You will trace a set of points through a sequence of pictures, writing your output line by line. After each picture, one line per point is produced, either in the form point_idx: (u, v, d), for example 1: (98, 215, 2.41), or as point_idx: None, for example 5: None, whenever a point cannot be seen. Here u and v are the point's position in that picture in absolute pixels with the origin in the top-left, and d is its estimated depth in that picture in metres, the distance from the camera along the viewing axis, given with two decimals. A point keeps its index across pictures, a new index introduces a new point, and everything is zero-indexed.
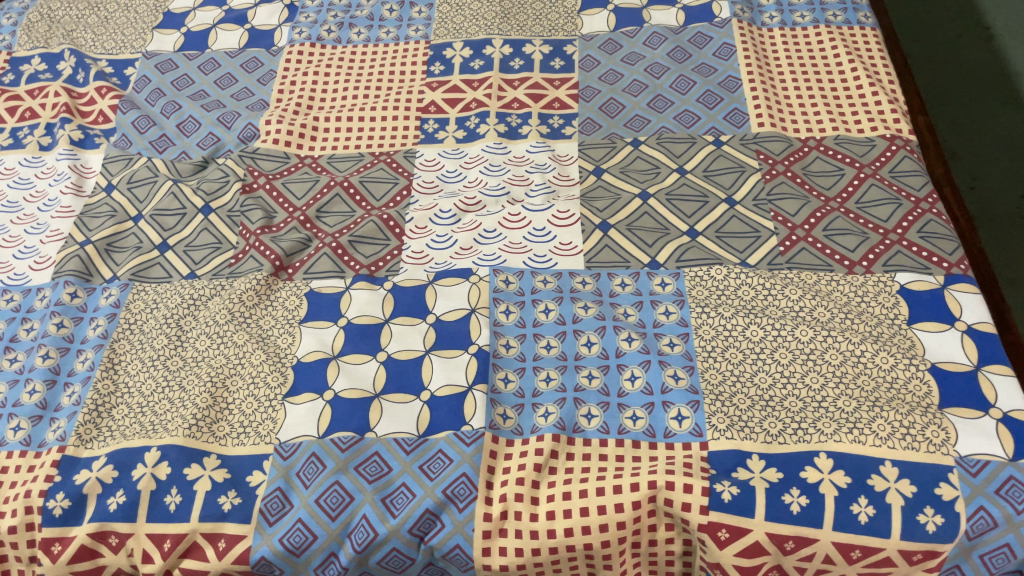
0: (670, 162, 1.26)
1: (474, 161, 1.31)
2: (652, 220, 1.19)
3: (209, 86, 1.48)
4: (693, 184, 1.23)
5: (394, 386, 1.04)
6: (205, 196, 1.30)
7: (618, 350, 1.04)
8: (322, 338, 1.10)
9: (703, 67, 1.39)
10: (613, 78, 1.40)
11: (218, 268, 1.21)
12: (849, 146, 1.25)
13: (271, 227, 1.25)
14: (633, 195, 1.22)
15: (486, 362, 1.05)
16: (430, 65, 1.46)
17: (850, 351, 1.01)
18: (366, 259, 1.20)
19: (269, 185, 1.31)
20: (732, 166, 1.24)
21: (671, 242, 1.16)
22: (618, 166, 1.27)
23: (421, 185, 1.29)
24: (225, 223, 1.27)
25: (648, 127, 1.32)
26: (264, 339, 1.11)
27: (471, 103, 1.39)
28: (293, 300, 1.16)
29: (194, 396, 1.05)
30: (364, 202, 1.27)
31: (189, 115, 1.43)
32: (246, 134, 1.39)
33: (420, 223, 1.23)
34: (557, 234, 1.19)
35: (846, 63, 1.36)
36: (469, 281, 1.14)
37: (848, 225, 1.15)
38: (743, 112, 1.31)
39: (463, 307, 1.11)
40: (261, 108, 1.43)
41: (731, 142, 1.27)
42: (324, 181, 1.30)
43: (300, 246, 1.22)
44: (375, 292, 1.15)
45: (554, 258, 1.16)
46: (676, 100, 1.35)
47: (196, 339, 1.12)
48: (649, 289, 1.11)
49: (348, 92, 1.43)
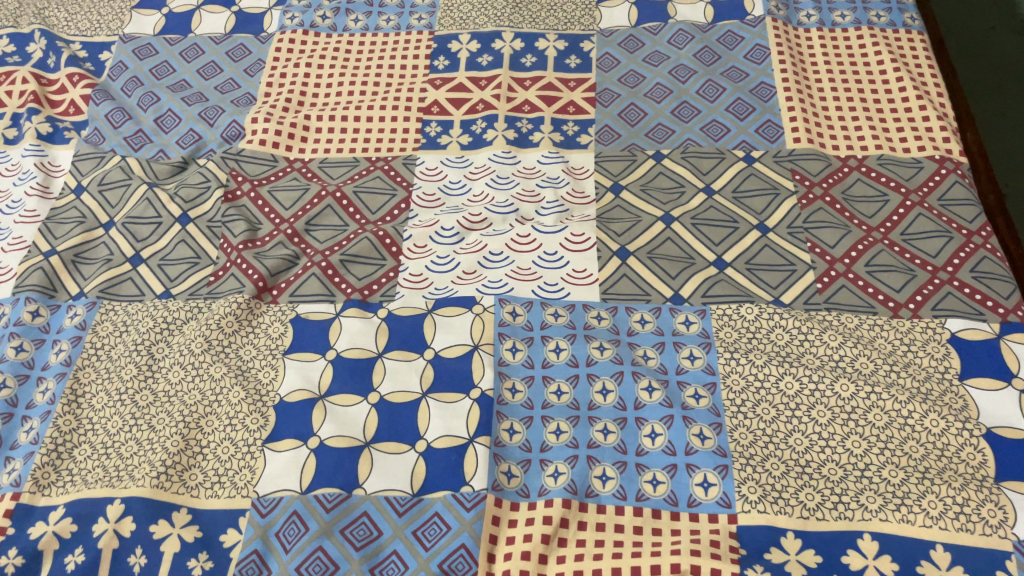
0: (695, 180, 1.14)
1: (480, 172, 1.20)
2: (676, 247, 1.07)
3: (191, 75, 1.35)
4: (721, 206, 1.11)
5: (387, 434, 0.94)
6: (183, 204, 1.18)
7: (637, 400, 0.93)
8: (308, 373, 1.00)
9: (733, 71, 1.26)
10: (633, 80, 1.28)
11: (196, 287, 1.10)
12: (894, 168, 1.13)
13: (255, 242, 1.14)
14: (655, 218, 1.10)
15: (489, 409, 0.94)
16: (433, 59, 1.34)
17: (896, 410, 0.90)
18: (358, 281, 1.09)
19: (253, 192, 1.19)
20: (764, 188, 1.12)
21: (696, 274, 1.04)
22: (637, 183, 1.15)
23: (421, 198, 1.17)
24: (205, 234, 1.15)
25: (671, 139, 1.20)
26: (244, 373, 1.01)
27: (478, 105, 1.27)
28: (277, 327, 1.05)
29: (164, 438, 0.95)
30: (358, 215, 1.16)
31: (168, 109, 1.30)
32: (229, 133, 1.26)
33: (420, 242, 1.12)
34: (570, 259, 1.08)
35: (891, 71, 1.24)
36: (471, 312, 1.04)
37: (893, 260, 1.04)
38: (777, 124, 1.19)
39: (465, 343, 1.01)
40: (246, 103, 1.30)
41: (763, 159, 1.16)
42: (315, 190, 1.19)
43: (287, 264, 1.11)
44: (367, 321, 1.05)
45: (566, 287, 1.06)
46: (703, 107, 1.23)
47: (168, 370, 1.02)
48: (672, 328, 1.00)
49: (344, 87, 1.31)
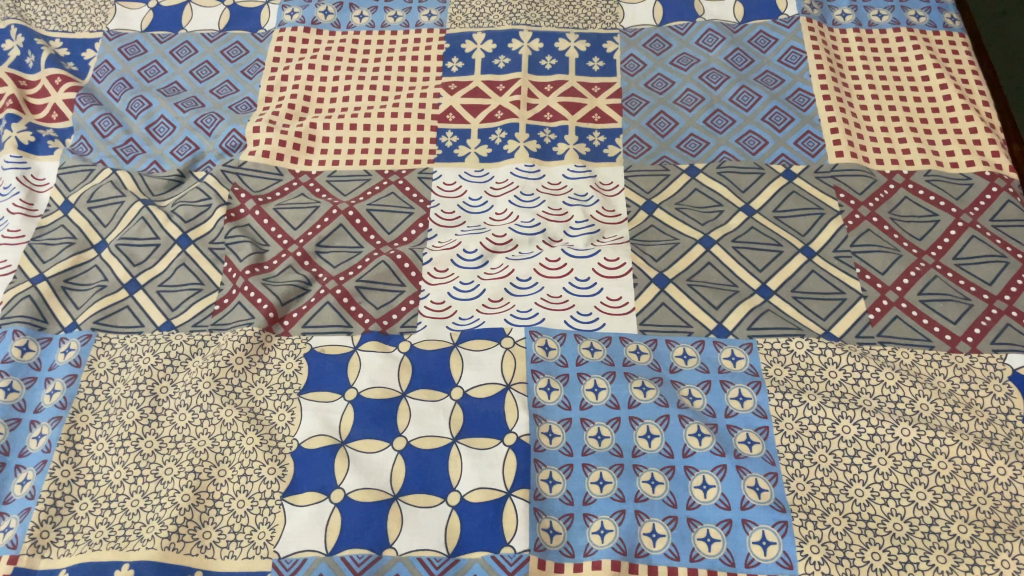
0: (733, 198, 1.07)
1: (502, 187, 1.12)
2: (717, 273, 1.01)
3: (184, 77, 1.26)
4: (762, 228, 1.04)
5: (416, 486, 0.87)
6: (181, 223, 1.09)
7: (685, 448, 0.87)
8: (327, 417, 0.92)
9: (768, 76, 1.19)
10: (661, 84, 1.20)
11: (199, 317, 1.02)
12: (943, 186, 1.07)
13: (262, 266, 1.05)
14: (693, 241, 1.04)
15: (527, 458, 0.88)
16: (446, 60, 1.25)
17: (961, 458, 0.85)
18: (376, 310, 1.02)
19: (258, 210, 1.10)
20: (807, 207, 1.06)
21: (740, 304, 0.98)
22: (671, 201, 1.08)
23: (440, 216, 1.10)
24: (207, 258, 1.07)
25: (705, 151, 1.13)
26: (256, 416, 0.93)
27: (497, 112, 1.19)
28: (290, 363, 0.97)
29: (173, 492, 0.88)
30: (373, 235, 1.08)
31: (160, 115, 1.21)
32: (229, 143, 1.17)
33: (441, 266, 1.05)
34: (604, 286, 1.01)
35: (934, 77, 1.18)
36: (501, 346, 0.97)
37: (948, 288, 0.98)
38: (817, 136, 1.12)
39: (496, 381, 0.94)
40: (246, 109, 1.21)
41: (804, 175, 1.09)
42: (325, 208, 1.10)
43: (298, 291, 1.03)
44: (388, 356, 0.97)
45: (600, 318, 0.99)
46: (737, 116, 1.15)
47: (174, 413, 0.94)
48: (717, 365, 0.94)
49: (351, 91, 1.22)
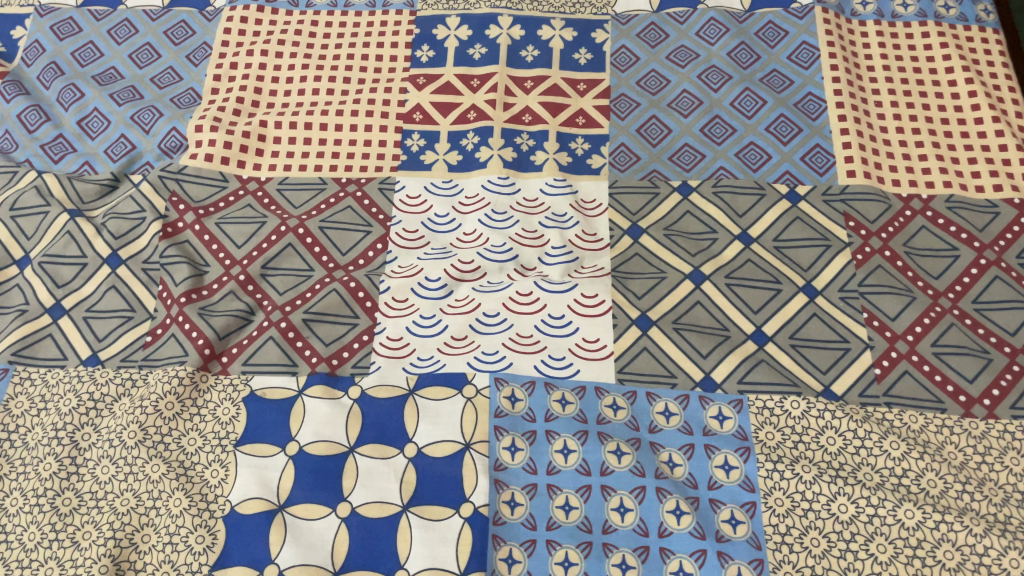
0: (729, 223, 0.96)
1: (472, 203, 1.00)
2: (707, 314, 0.90)
3: (123, 62, 1.12)
4: (760, 260, 0.93)
5: (360, 561, 0.78)
6: (112, 239, 0.98)
7: (661, 526, 0.78)
8: (264, 476, 0.83)
9: (775, 77, 1.06)
10: (655, 84, 1.07)
11: (129, 350, 0.92)
12: (965, 215, 0.95)
13: (200, 292, 0.94)
14: (682, 275, 0.92)
15: (484, 533, 0.78)
16: (415, 48, 1.12)
17: (971, 547, 0.75)
18: (325, 347, 0.91)
19: (198, 224, 0.99)
20: (812, 237, 0.94)
21: (731, 352, 0.87)
22: (660, 225, 0.97)
23: (401, 236, 0.98)
24: (140, 280, 0.96)
25: (700, 166, 1.00)
26: (186, 472, 0.84)
27: (469, 113, 1.06)
28: (227, 409, 0.87)
29: (90, 562, 0.79)
30: (325, 257, 0.97)
31: (93, 107, 1.08)
32: (169, 143, 1.05)
33: (400, 295, 0.94)
34: (579, 326, 0.90)
35: (962, 82, 1.04)
36: (461, 395, 0.87)
37: (965, 339, 0.87)
38: (827, 151, 1.00)
39: (454, 439, 0.84)
40: (189, 102, 1.08)
41: (810, 198, 0.97)
42: (273, 224, 0.99)
43: (239, 323, 0.93)
44: (336, 404, 0.87)
45: (574, 363, 0.88)
46: (738, 125, 1.03)
47: (96, 465, 0.85)
48: (702, 425, 0.84)
49: (307, 84, 1.09)
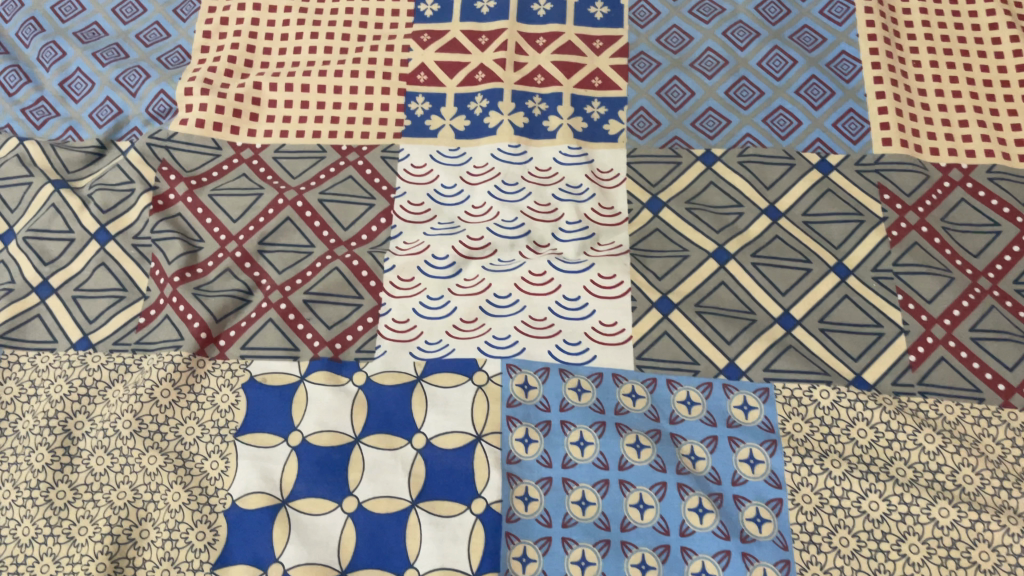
0: (756, 196, 0.90)
1: (481, 173, 0.94)
2: (732, 296, 0.85)
3: (106, 17, 1.05)
4: (789, 237, 0.88)
5: (368, 560, 0.75)
6: (100, 213, 0.92)
7: (683, 525, 0.74)
8: (267, 468, 0.79)
9: (806, 34, 0.99)
10: (677, 41, 1.00)
11: (121, 333, 0.87)
12: (1008, 187, 0.89)
13: (194, 270, 0.89)
14: (705, 253, 0.87)
15: (497, 530, 0.75)
16: (419, 1, 1.04)
17: (1008, 548, 0.72)
18: (328, 330, 0.87)
19: (191, 196, 0.93)
20: (844, 211, 0.88)
21: (757, 338, 0.83)
22: (682, 198, 0.91)
23: (407, 209, 0.93)
24: (130, 257, 0.90)
25: (725, 133, 0.94)
26: (185, 464, 0.80)
27: (477, 73, 0.99)
28: (226, 396, 0.83)
29: (88, 559, 0.75)
30: (326, 232, 0.91)
31: (76, 67, 1.01)
32: (157, 107, 0.98)
33: (405, 274, 0.89)
34: (596, 308, 0.85)
35: (1008, 40, 0.97)
36: (472, 382, 0.82)
37: (1005, 323, 0.82)
38: (861, 117, 0.93)
39: (465, 430, 0.80)
40: (178, 62, 1.01)
41: (842, 168, 0.91)
42: (270, 196, 0.93)
43: (237, 304, 0.88)
44: (340, 391, 0.83)
45: (590, 348, 0.84)
46: (766, 88, 0.96)
47: (90, 456, 0.81)
48: (726, 416, 0.79)
49: (303, 41, 1.02)
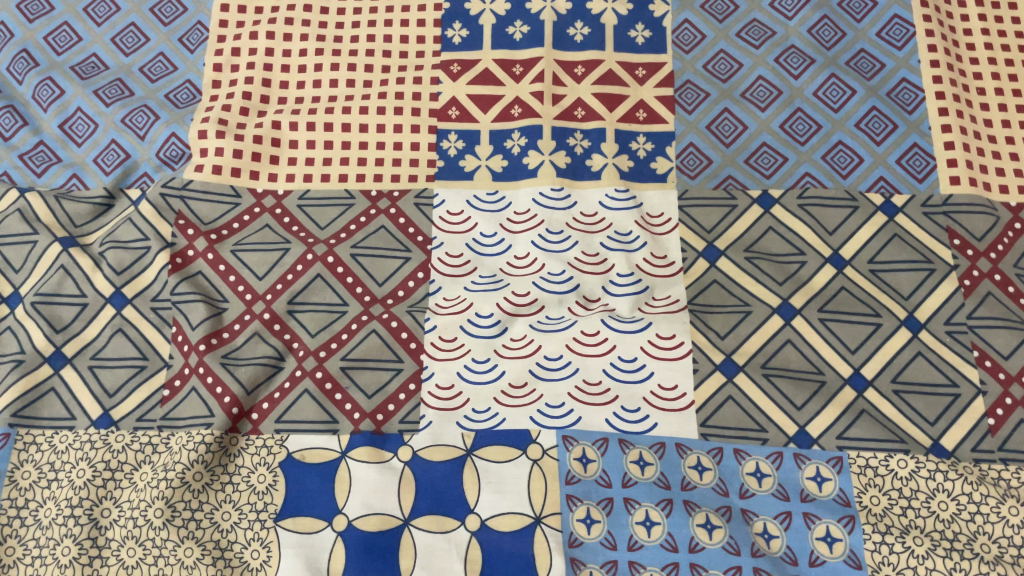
0: (819, 243, 0.85)
1: (524, 219, 0.88)
2: (799, 356, 0.80)
3: (105, 48, 0.97)
4: (855, 288, 0.83)
5: None
6: (113, 273, 0.85)
7: None
8: (313, 557, 0.74)
9: (864, 59, 0.93)
10: (725, 68, 0.93)
11: (145, 408, 0.81)
12: None
13: (220, 335, 0.83)
14: (768, 309, 0.82)
15: None
16: (446, 26, 0.97)
17: None
18: (368, 400, 0.81)
19: (211, 252, 0.86)
20: (913, 258, 0.83)
21: (828, 402, 0.78)
22: (740, 245, 0.85)
23: (445, 262, 0.86)
24: (150, 321, 0.84)
25: (782, 171, 0.88)
26: (223, 554, 0.74)
27: (513, 108, 0.93)
28: (262, 476, 0.77)
29: None
30: (360, 289, 0.85)
31: (76, 106, 0.93)
32: (169, 152, 0.91)
33: (448, 334, 0.83)
34: (655, 371, 0.80)
35: None
36: (526, 456, 0.77)
37: None
38: (926, 152, 0.88)
39: (523, 510, 0.75)
40: (188, 100, 0.94)
41: (909, 209, 0.85)
42: (298, 251, 0.86)
43: (269, 373, 0.82)
44: (386, 468, 0.77)
45: (651, 415, 0.79)
46: (824, 120, 0.90)
47: (120, 547, 0.75)
48: (799, 489, 0.75)
49: (324, 74, 0.94)
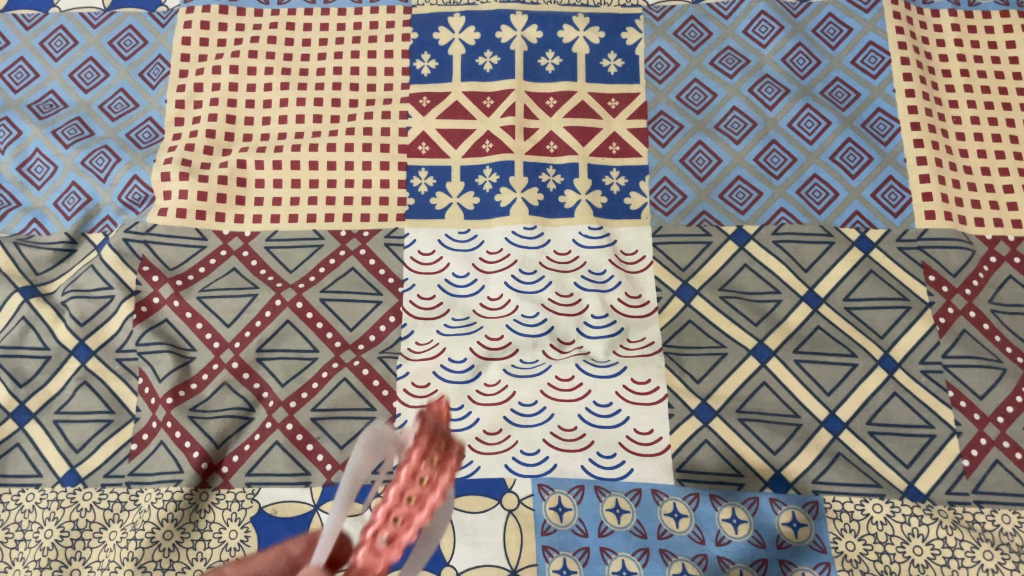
0: (794, 281, 0.84)
1: (497, 259, 0.87)
2: (774, 399, 0.80)
3: (63, 85, 0.95)
4: (831, 327, 0.82)
5: None
6: (76, 324, 0.83)
7: None
8: None
9: (838, 87, 0.92)
10: (699, 98, 0.92)
11: (113, 464, 0.78)
12: None
13: (188, 387, 0.81)
14: (743, 350, 0.82)
15: None
16: (415, 57, 0.96)
17: None
18: (341, 451, 0.79)
19: (177, 300, 0.84)
20: (888, 296, 0.83)
21: (804, 445, 0.78)
22: (715, 284, 0.84)
23: (417, 304, 0.85)
24: (116, 373, 0.82)
25: (756, 206, 0.87)
26: None
27: (485, 142, 0.92)
28: (235, 532, 0.75)
29: None
30: (330, 335, 0.84)
31: (34, 147, 0.91)
32: (131, 196, 0.89)
33: (420, 379, 0.81)
34: (630, 416, 0.79)
35: None
36: (501, 507, 0.75)
37: None
38: (901, 185, 0.87)
39: (500, 564, 0.72)
40: (150, 139, 0.92)
41: (884, 245, 0.85)
42: (267, 296, 0.85)
43: (238, 426, 0.80)
44: None
45: (627, 460, 0.77)
46: (799, 153, 0.89)
47: None
48: (776, 535, 0.74)
49: (290, 109, 0.92)
